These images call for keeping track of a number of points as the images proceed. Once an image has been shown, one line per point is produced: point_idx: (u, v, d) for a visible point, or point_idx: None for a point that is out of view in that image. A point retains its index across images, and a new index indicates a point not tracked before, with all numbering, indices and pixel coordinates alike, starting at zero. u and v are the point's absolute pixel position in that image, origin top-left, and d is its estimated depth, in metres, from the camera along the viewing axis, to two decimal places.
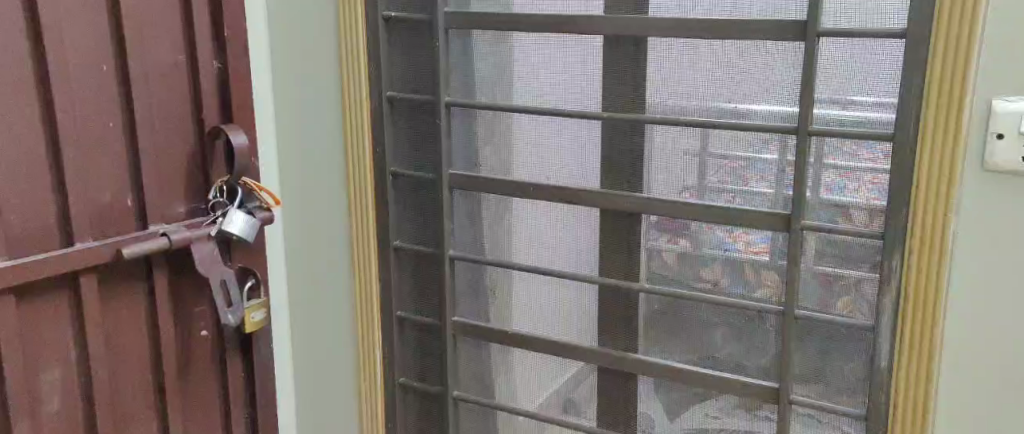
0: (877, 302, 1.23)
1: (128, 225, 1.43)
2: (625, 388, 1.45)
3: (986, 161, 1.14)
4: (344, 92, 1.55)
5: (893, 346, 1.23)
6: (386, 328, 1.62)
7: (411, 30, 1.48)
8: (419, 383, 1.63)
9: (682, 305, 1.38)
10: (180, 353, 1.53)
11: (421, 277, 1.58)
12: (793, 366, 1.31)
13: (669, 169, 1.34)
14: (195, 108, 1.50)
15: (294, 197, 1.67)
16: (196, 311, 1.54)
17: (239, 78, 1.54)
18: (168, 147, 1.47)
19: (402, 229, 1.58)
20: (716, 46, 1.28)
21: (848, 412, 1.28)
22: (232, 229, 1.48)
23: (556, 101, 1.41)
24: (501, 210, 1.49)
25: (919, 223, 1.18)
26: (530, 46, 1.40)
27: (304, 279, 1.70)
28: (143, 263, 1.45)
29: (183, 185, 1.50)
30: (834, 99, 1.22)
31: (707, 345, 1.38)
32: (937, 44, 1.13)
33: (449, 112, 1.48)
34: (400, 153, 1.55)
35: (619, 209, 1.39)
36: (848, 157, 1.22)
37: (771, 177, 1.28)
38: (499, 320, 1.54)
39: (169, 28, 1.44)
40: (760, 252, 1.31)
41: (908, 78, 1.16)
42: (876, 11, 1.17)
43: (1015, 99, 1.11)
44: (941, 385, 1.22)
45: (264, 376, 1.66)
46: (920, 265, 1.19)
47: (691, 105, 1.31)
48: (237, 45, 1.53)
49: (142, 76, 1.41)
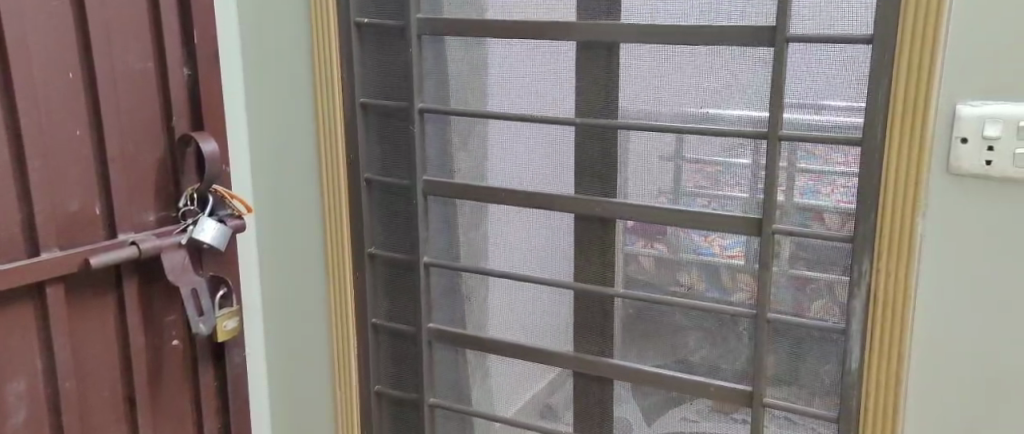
0: (848, 304, 1.25)
1: (98, 233, 1.41)
2: (601, 393, 1.46)
3: (952, 165, 1.15)
4: (317, 98, 1.54)
5: (865, 348, 1.25)
6: (361, 335, 1.61)
7: (383, 35, 1.48)
8: (395, 390, 1.62)
9: (658, 308, 1.39)
10: (150, 363, 1.51)
11: (395, 284, 1.57)
12: (767, 368, 1.32)
13: (644, 174, 1.35)
14: (165, 114, 1.48)
15: (267, 206, 1.65)
16: (167, 321, 1.53)
17: (209, 84, 1.52)
18: (138, 154, 1.45)
19: (376, 236, 1.57)
20: (688, 52, 1.29)
21: (821, 414, 1.29)
22: (202, 237, 1.47)
23: (529, 106, 1.41)
24: (476, 216, 1.49)
25: (888, 225, 1.20)
26: (503, 52, 1.41)
27: (277, 287, 1.69)
28: (112, 272, 1.43)
29: (153, 192, 1.48)
30: (805, 104, 1.23)
31: (682, 349, 1.38)
32: (903, 49, 1.15)
33: (423, 118, 1.48)
34: (374, 160, 1.54)
35: (594, 214, 1.39)
36: (821, 161, 1.24)
37: (744, 182, 1.29)
38: (475, 326, 1.53)
39: (137, 34, 1.43)
40: (734, 256, 1.32)
41: (876, 83, 1.18)
42: (844, 17, 1.19)
43: (977, 104, 1.13)
44: (913, 385, 1.24)
45: (238, 386, 1.64)
46: (888, 267, 1.21)
47: (664, 111, 1.32)
48: (207, 51, 1.52)
49: (110, 82, 1.39)
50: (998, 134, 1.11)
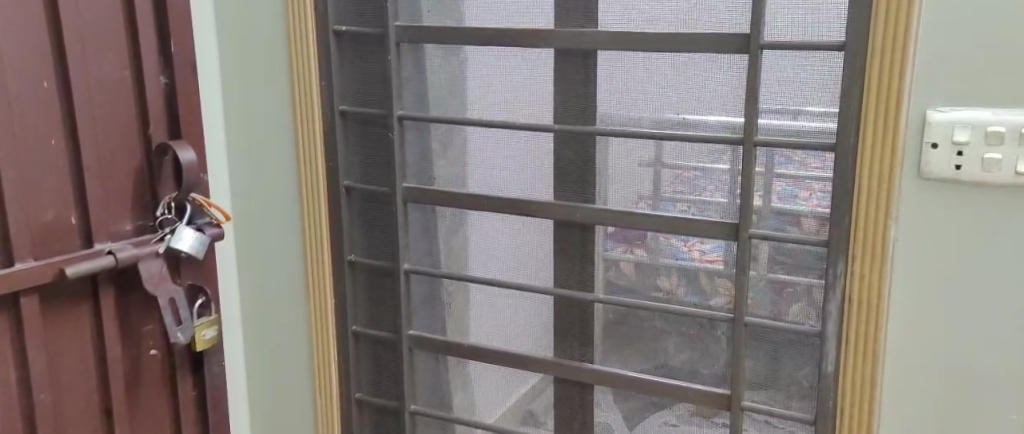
0: (824, 307, 1.27)
1: (74, 243, 1.40)
2: (581, 398, 1.47)
3: (923, 170, 1.18)
4: (295, 106, 1.54)
5: (841, 351, 1.26)
6: (341, 344, 1.61)
7: (362, 43, 1.48)
8: (375, 398, 1.62)
9: (638, 313, 1.40)
10: (127, 373, 1.49)
11: (375, 291, 1.57)
12: (746, 372, 1.34)
13: (623, 181, 1.36)
14: (142, 123, 1.48)
15: (246, 214, 1.65)
16: (144, 331, 1.51)
17: (186, 92, 1.52)
18: (114, 162, 1.44)
19: (356, 243, 1.57)
20: (663, 59, 1.31)
21: (799, 417, 1.31)
22: (181, 245, 1.46)
23: (507, 113, 1.42)
24: (456, 224, 1.49)
25: (861, 230, 1.22)
26: (481, 60, 1.41)
27: (256, 296, 1.68)
28: (89, 282, 1.42)
29: (130, 201, 1.47)
30: (780, 110, 1.25)
31: (661, 354, 1.40)
32: (873, 56, 1.17)
33: (402, 125, 1.48)
34: (353, 167, 1.54)
35: (573, 221, 1.40)
36: (797, 166, 1.25)
37: (723, 187, 1.30)
38: (456, 333, 1.54)
39: (114, 42, 1.42)
40: (713, 260, 1.33)
41: (848, 90, 1.20)
42: (816, 24, 1.21)
43: (947, 109, 1.15)
44: (888, 386, 1.26)
45: (216, 396, 1.63)
46: (864, 271, 1.23)
47: (641, 118, 1.34)
48: (184, 59, 1.51)
49: (86, 91, 1.38)
50: (967, 139, 1.14)
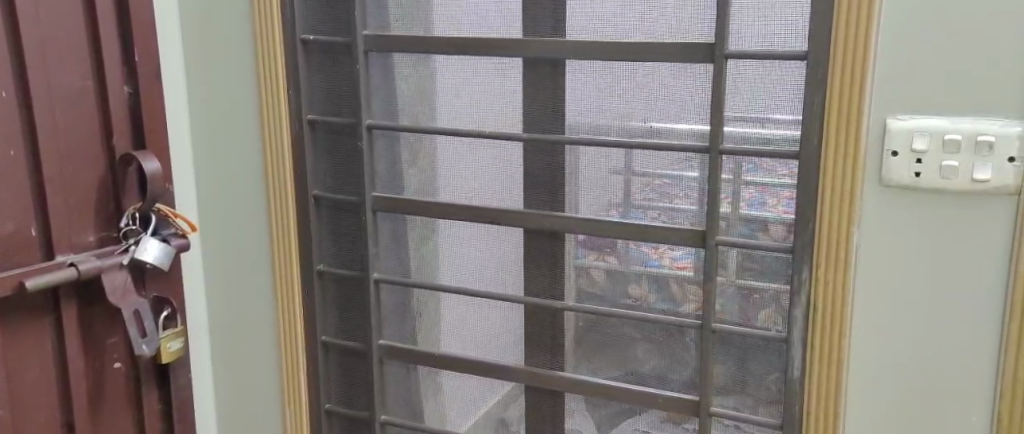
0: (790, 313, 1.29)
1: (35, 256, 1.37)
2: (552, 405, 1.47)
3: (883, 177, 1.20)
4: (263, 115, 1.53)
5: (806, 356, 1.28)
6: (311, 355, 1.60)
7: (330, 52, 1.48)
8: (346, 408, 1.60)
9: (608, 322, 1.41)
10: (90, 387, 1.47)
11: (345, 300, 1.56)
12: (714, 378, 1.36)
13: (594, 189, 1.37)
14: (105, 133, 1.45)
15: (212, 225, 1.63)
16: (108, 343, 1.49)
17: (151, 103, 1.50)
18: (76, 173, 1.41)
19: (325, 253, 1.56)
20: (629, 69, 1.32)
21: (766, 422, 1.33)
22: (146, 257, 1.44)
23: (476, 122, 1.42)
24: (426, 233, 1.49)
25: (825, 236, 1.24)
26: (449, 68, 1.42)
27: (224, 309, 1.67)
28: (49, 295, 1.39)
29: (92, 213, 1.44)
30: (746, 118, 1.27)
31: (631, 361, 1.41)
32: (834, 65, 1.19)
33: (371, 134, 1.48)
34: (322, 176, 1.53)
35: (542, 230, 1.41)
36: (765, 173, 1.27)
37: (693, 194, 1.32)
38: (427, 342, 1.53)
39: (75, 52, 1.40)
40: (684, 267, 1.35)
41: (810, 99, 1.22)
42: (780, 34, 1.23)
43: (906, 118, 1.18)
44: (854, 390, 1.28)
45: (183, 409, 1.61)
46: (829, 277, 1.24)
47: (610, 126, 1.35)
48: (148, 68, 1.49)
49: (46, 101, 1.36)
50: (925, 148, 1.16)
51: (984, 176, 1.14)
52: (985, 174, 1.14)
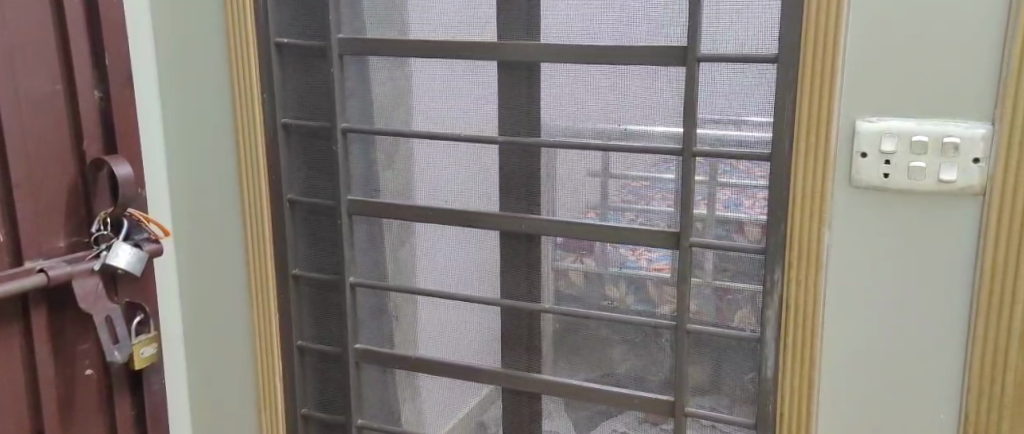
0: (763, 313, 1.30)
1: (4, 262, 1.35)
2: (530, 407, 1.48)
3: (853, 178, 1.22)
4: (237, 118, 1.52)
5: (780, 354, 1.30)
6: (287, 359, 1.59)
7: (305, 55, 1.47)
8: (323, 412, 1.60)
9: (585, 324, 1.42)
10: (60, 394, 1.45)
11: (321, 304, 1.56)
12: (689, 379, 1.37)
13: (572, 191, 1.38)
14: (76, 137, 1.43)
15: (186, 229, 1.62)
16: (80, 349, 1.47)
17: (122, 106, 1.48)
18: (45, 177, 1.39)
19: (300, 257, 1.55)
20: (603, 72, 1.33)
21: (740, 421, 1.34)
22: (118, 262, 1.42)
23: (452, 125, 1.43)
24: (402, 235, 1.49)
25: (797, 237, 1.25)
26: (424, 71, 1.42)
27: (198, 314, 1.65)
28: (19, 301, 1.37)
29: (63, 218, 1.42)
30: (721, 120, 1.28)
31: (608, 362, 1.41)
32: (805, 69, 1.21)
33: (346, 138, 1.47)
34: (297, 179, 1.52)
35: (519, 232, 1.41)
36: (741, 175, 1.28)
37: (671, 196, 1.33)
38: (404, 345, 1.53)
39: (43, 55, 1.38)
40: (661, 268, 1.36)
41: (782, 101, 1.23)
42: (752, 37, 1.24)
43: (876, 119, 1.20)
44: (827, 389, 1.29)
45: (156, 414, 1.59)
46: (800, 277, 1.26)
47: (585, 129, 1.36)
48: (119, 71, 1.48)
49: (14, 103, 1.34)
50: (894, 149, 1.18)
51: (951, 177, 1.16)
52: (951, 175, 1.16)
